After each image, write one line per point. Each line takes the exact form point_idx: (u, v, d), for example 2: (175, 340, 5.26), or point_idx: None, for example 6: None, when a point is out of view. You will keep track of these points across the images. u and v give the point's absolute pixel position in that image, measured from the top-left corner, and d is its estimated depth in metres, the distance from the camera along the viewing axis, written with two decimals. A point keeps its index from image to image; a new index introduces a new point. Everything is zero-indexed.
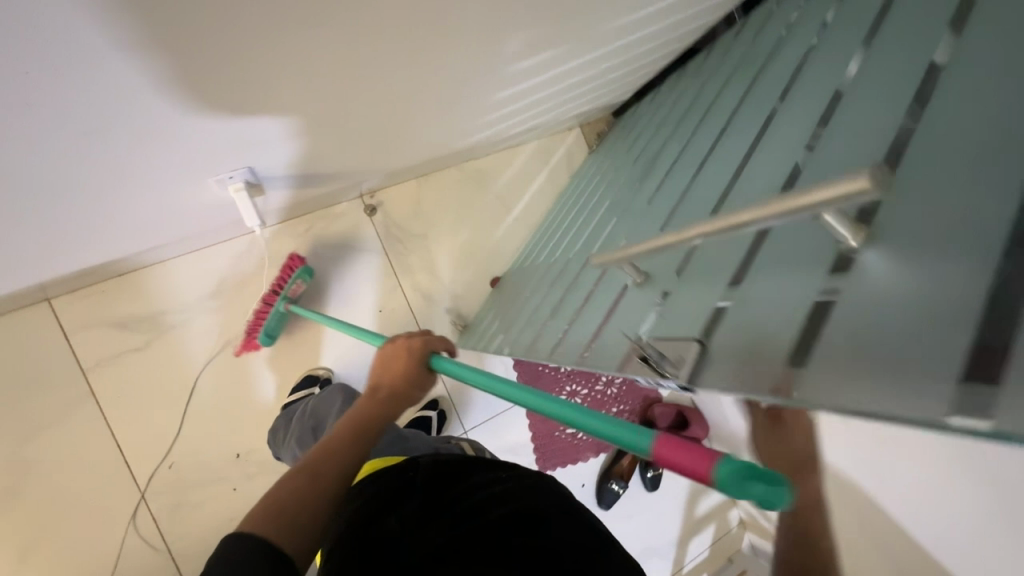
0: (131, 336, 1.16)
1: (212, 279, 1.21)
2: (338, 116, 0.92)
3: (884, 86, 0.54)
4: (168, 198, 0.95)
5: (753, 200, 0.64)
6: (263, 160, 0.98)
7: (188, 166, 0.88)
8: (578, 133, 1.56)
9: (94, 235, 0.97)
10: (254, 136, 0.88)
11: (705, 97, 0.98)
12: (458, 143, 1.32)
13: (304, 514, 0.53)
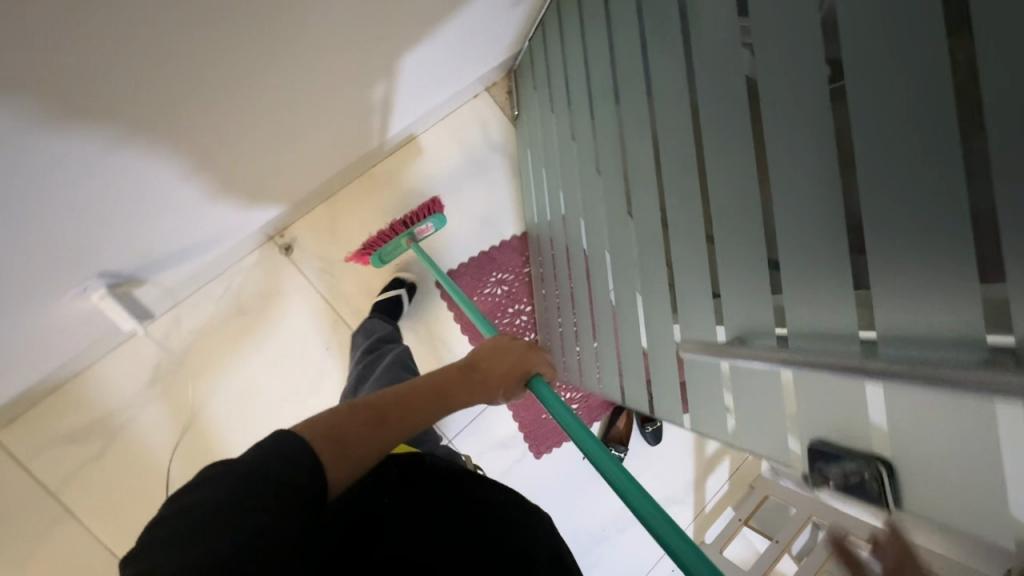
0: (86, 446, 1.14)
1: (146, 367, 1.18)
2: (159, 175, 0.81)
3: (902, 91, 0.40)
4: (36, 328, 0.90)
5: (793, 242, 0.52)
6: (115, 256, 0.90)
7: (27, 294, 0.81)
8: (487, 96, 1.42)
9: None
10: (81, 236, 0.80)
11: (634, 67, 0.81)
12: (352, 152, 1.21)
13: (360, 444, 0.62)
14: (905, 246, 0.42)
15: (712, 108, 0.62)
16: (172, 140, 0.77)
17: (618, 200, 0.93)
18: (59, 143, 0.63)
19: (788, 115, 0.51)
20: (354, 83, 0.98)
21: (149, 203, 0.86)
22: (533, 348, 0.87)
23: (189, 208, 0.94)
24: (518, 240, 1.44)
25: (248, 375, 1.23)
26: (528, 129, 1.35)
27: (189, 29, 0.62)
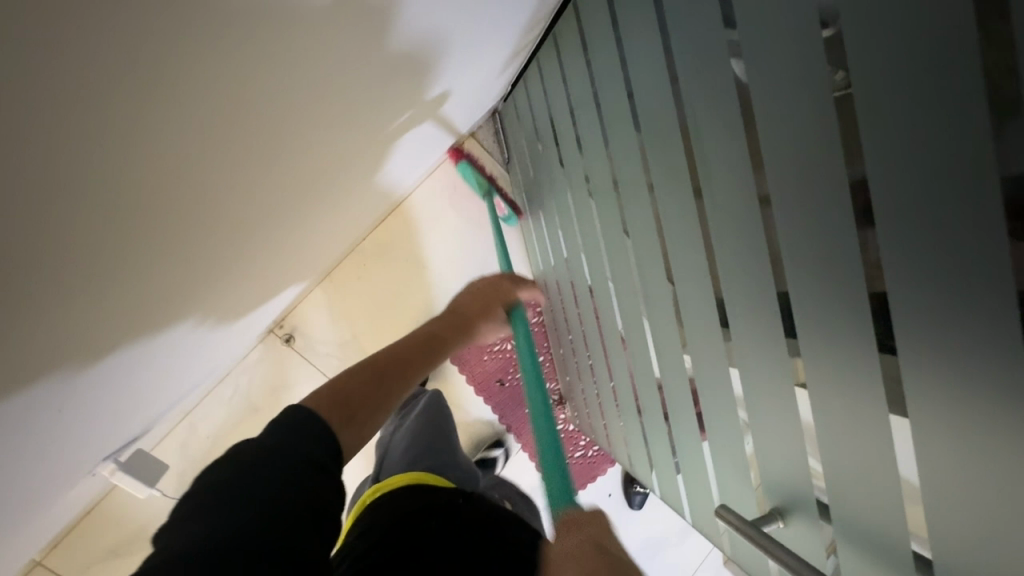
0: (129, 559, 1.17)
1: (172, 477, 1.19)
2: (154, 360, 0.77)
3: (978, 396, 0.34)
4: (58, 508, 0.89)
5: (835, 458, 0.48)
6: (120, 430, 0.87)
7: (43, 500, 0.79)
8: (473, 144, 1.33)
9: (21, 551, 0.94)
10: (86, 438, 0.77)
11: (634, 178, 0.73)
12: (342, 239, 1.16)
13: (366, 405, 0.65)
14: (980, 553, 0.37)
15: (730, 274, 0.56)
16: (163, 334, 0.73)
17: (626, 296, 0.88)
18: (51, 403, 0.59)
19: (823, 332, 0.46)
20: (335, 195, 0.91)
21: (147, 387, 0.83)
22: (516, 279, 0.88)
23: (185, 368, 0.92)
24: (523, 291, 1.43)
25: None
26: (521, 177, 1.27)
27: (151, 253, 0.56)
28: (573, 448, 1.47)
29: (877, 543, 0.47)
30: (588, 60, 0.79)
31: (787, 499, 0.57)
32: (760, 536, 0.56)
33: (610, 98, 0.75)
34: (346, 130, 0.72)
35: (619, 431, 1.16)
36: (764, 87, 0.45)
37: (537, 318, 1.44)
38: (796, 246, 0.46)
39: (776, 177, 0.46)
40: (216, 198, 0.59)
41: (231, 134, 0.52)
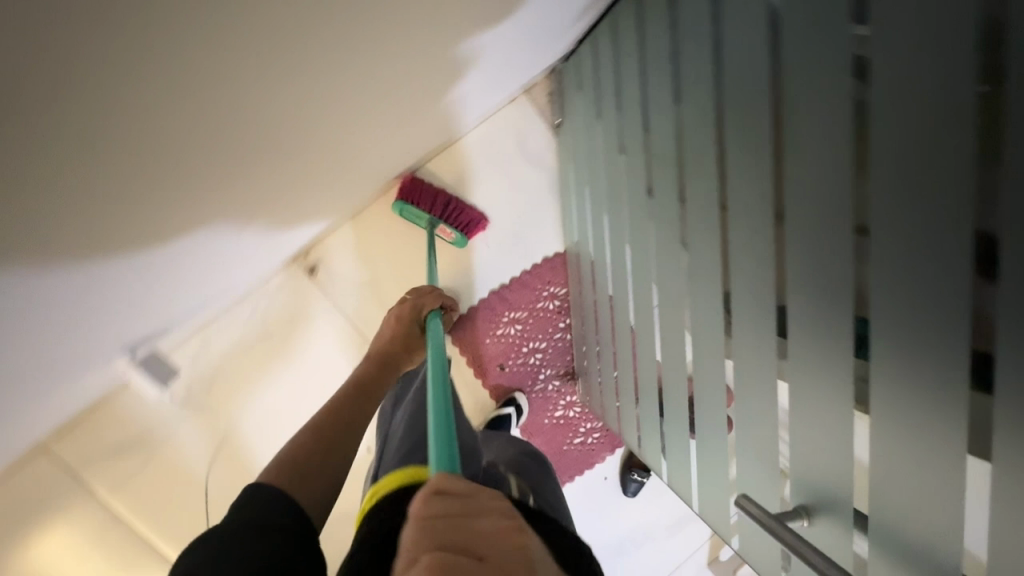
0: (131, 460, 1.20)
1: (180, 389, 1.20)
2: (184, 259, 0.76)
3: None
4: (70, 390, 0.90)
5: (894, 449, 0.46)
6: (137, 324, 0.87)
7: (59, 379, 0.80)
8: (525, 101, 1.28)
9: (34, 427, 0.97)
10: (108, 323, 0.77)
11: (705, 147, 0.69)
12: (381, 177, 1.14)
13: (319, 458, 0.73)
14: None
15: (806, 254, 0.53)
16: (201, 232, 0.72)
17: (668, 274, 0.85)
18: (82, 277, 0.59)
19: (904, 308, 0.43)
20: (385, 123, 0.88)
21: (177, 285, 0.83)
22: (421, 294, 1.07)
23: (216, 276, 0.91)
24: (532, 272, 1.35)
25: (277, 398, 1.24)
26: (572, 141, 1.22)
27: (201, 136, 0.54)
28: (572, 434, 1.41)
29: (932, 540, 0.45)
30: (673, 16, 0.74)
31: (826, 498, 0.54)
32: (785, 530, 0.53)
33: (690, 59, 0.70)
34: (409, 47, 0.69)
35: (631, 415, 1.14)
36: (888, 38, 0.40)
37: (545, 303, 1.36)
38: (899, 218, 0.42)
39: (885, 145, 0.42)
40: (270, 89, 0.56)
41: (297, 18, 0.49)
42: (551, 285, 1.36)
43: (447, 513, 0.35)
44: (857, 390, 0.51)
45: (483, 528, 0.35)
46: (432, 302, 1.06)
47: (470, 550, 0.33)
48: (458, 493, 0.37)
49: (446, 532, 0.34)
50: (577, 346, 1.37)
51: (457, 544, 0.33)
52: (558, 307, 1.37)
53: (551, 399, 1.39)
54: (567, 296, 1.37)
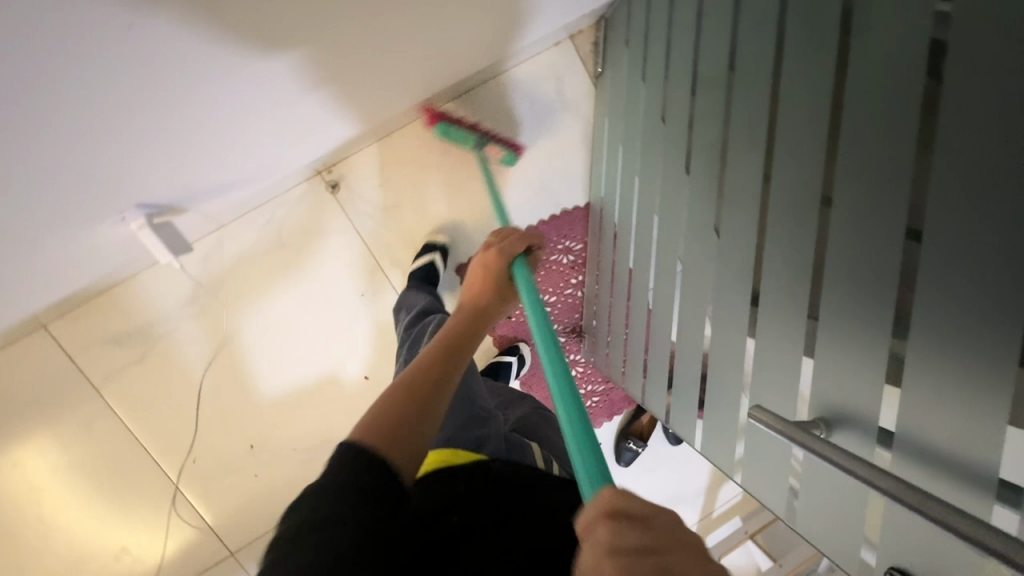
0: (128, 350, 1.19)
1: (187, 285, 1.19)
2: (210, 104, 0.76)
3: None
4: (83, 242, 0.90)
5: (941, 326, 0.44)
6: (158, 185, 0.87)
7: (72, 213, 0.80)
8: (569, 45, 1.27)
9: (41, 286, 0.97)
10: (127, 162, 0.77)
11: (763, 60, 0.69)
12: (416, 95, 1.13)
13: (416, 417, 0.66)
14: None
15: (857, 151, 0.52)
16: (230, 66, 0.72)
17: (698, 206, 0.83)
18: (107, 63, 0.58)
19: (962, 152, 0.41)
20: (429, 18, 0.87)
21: (198, 136, 0.82)
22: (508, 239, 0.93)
23: (236, 141, 0.90)
24: (551, 223, 1.32)
25: (282, 310, 1.23)
26: (611, 88, 1.20)
27: None
28: None
29: (970, 422, 0.42)
30: None
31: (847, 412, 0.54)
32: (799, 432, 0.52)
33: None
34: None
35: (639, 366, 1.12)
36: None
37: (559, 256, 1.33)
38: (956, 71, 0.41)
39: (960, 5, 0.41)
40: None
41: None
42: (567, 238, 1.33)
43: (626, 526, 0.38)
44: (891, 368, 0.52)
45: (668, 550, 0.37)
46: (519, 244, 0.92)
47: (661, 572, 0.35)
48: (630, 513, 0.38)
49: (640, 559, 0.36)
50: (587, 304, 1.34)
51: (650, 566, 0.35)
52: (573, 263, 1.34)
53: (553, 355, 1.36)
54: (582, 252, 1.34)
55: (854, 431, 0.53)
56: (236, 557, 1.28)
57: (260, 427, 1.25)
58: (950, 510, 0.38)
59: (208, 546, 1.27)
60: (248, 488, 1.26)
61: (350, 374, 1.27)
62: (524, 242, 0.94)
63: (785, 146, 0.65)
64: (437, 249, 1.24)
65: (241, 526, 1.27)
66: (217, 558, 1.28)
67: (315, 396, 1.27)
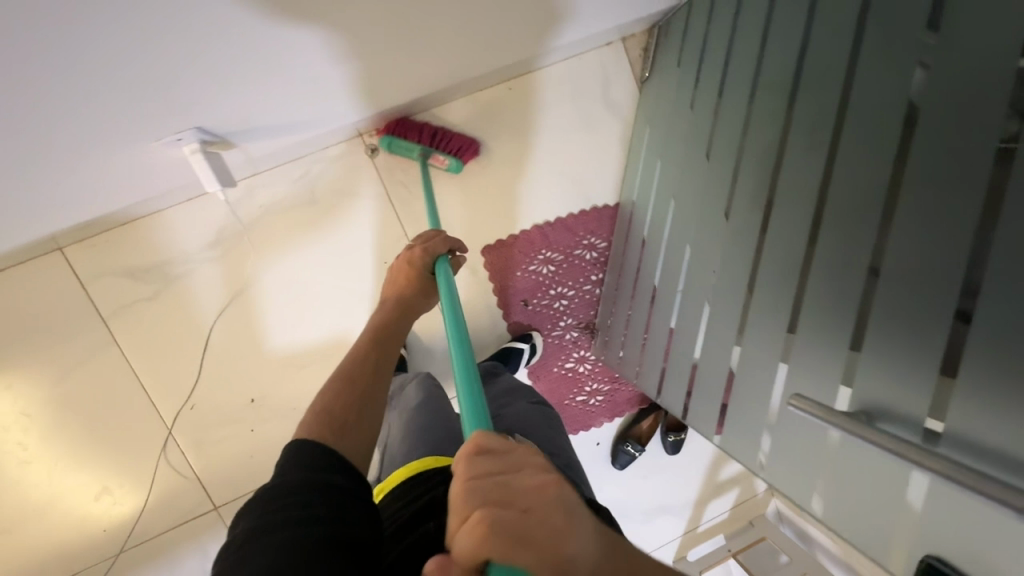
0: (141, 286, 1.16)
1: (212, 229, 1.18)
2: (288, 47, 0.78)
3: None
4: (133, 158, 0.90)
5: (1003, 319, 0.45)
6: (220, 116, 0.88)
7: (132, 128, 0.80)
8: (620, 48, 1.30)
9: (69, 199, 0.95)
10: (200, 87, 0.78)
11: (829, 64, 0.68)
12: (468, 73, 1.15)
13: (355, 405, 0.76)
14: None
15: (931, 163, 0.53)
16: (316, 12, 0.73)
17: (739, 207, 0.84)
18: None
19: None
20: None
21: (267, 73, 0.83)
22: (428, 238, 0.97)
23: (299, 83, 0.90)
24: (578, 218, 1.33)
25: (302, 267, 1.22)
26: (655, 94, 1.24)
27: None
28: (576, 391, 1.38)
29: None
30: None
31: (887, 403, 0.54)
32: (842, 417, 0.54)
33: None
34: None
35: (657, 367, 1.12)
36: None
37: (583, 251, 1.34)
38: None
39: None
40: None
41: None
42: (592, 235, 1.34)
43: (485, 479, 0.42)
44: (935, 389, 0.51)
45: (513, 478, 0.43)
46: (442, 244, 0.97)
47: (507, 503, 0.41)
48: (484, 454, 0.43)
49: (490, 489, 0.41)
50: (604, 302, 1.34)
51: (498, 497, 0.41)
52: (594, 260, 1.34)
53: (564, 349, 1.36)
54: (605, 250, 1.35)
55: (891, 423, 0.53)
56: (218, 512, 1.24)
57: (263, 382, 1.24)
58: (1000, 486, 0.39)
59: (193, 498, 1.23)
60: (243, 442, 1.24)
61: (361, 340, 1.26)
62: (446, 245, 0.97)
63: (846, 147, 0.64)
64: None
65: (231, 481, 1.24)
66: (197, 512, 1.23)
67: (322, 359, 1.25)
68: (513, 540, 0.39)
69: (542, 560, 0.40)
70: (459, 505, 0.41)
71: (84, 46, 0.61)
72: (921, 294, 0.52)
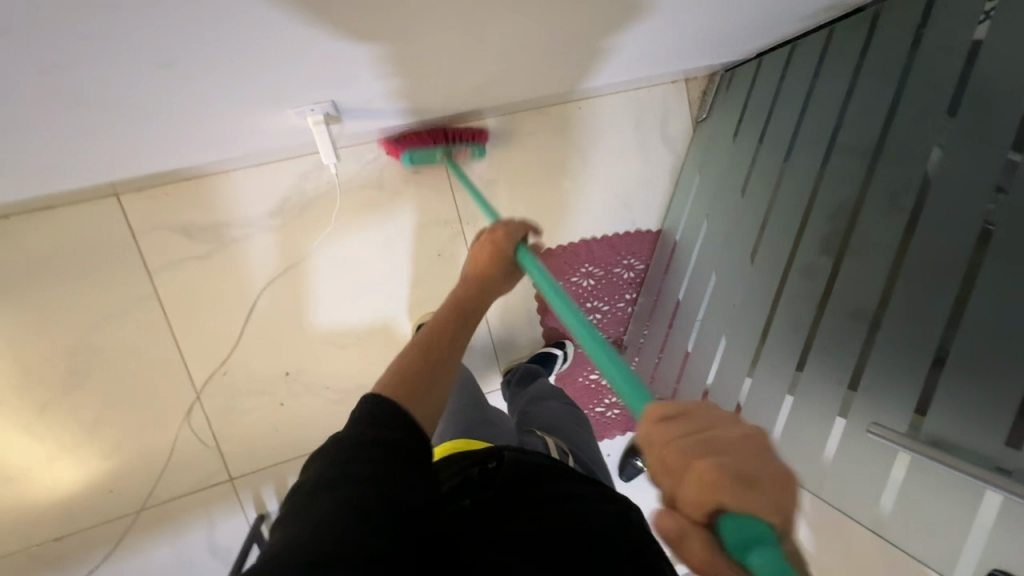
0: (195, 243, 1.15)
1: (276, 196, 1.19)
2: (430, 45, 0.82)
3: None
4: (249, 120, 0.93)
5: None
6: (347, 96, 0.94)
7: (268, 95, 0.84)
8: (682, 88, 1.39)
9: (164, 148, 0.95)
10: (342, 71, 0.83)
11: (919, 141, 0.77)
12: (550, 89, 1.22)
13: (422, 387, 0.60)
14: None
15: (1015, 242, 0.63)
16: (470, 23, 0.78)
17: (800, 249, 0.94)
18: None
19: None
20: (616, 33, 0.98)
21: (398, 66, 0.87)
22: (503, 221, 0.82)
23: (417, 74, 0.93)
24: (623, 238, 1.40)
25: (358, 245, 1.24)
26: (709, 134, 1.34)
27: None
28: (596, 402, 1.45)
29: None
30: (894, 33, 0.86)
31: (959, 441, 0.65)
32: (920, 445, 0.67)
33: (900, 74, 0.83)
34: None
35: (697, 395, 1.15)
36: None
37: (622, 270, 1.40)
38: None
39: None
40: None
41: None
42: (633, 256, 1.41)
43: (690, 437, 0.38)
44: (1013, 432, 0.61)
45: (724, 437, 0.38)
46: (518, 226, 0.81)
47: (756, 481, 0.36)
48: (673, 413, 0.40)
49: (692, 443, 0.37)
50: (635, 321, 1.41)
51: (740, 474, 0.35)
52: (631, 279, 1.41)
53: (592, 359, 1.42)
54: (642, 272, 1.42)
55: (966, 456, 0.64)
56: (233, 483, 1.20)
57: (301, 357, 1.22)
58: None
59: (211, 468, 1.19)
60: (271, 415, 1.22)
61: (403, 325, 1.28)
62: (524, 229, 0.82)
63: (931, 212, 0.73)
64: None
65: (252, 454, 1.21)
66: (212, 481, 1.19)
67: (364, 340, 1.26)
68: (737, 482, 0.35)
69: (770, 502, 0.35)
70: (673, 458, 0.37)
71: (306, 38, 0.69)
72: (992, 352, 0.63)
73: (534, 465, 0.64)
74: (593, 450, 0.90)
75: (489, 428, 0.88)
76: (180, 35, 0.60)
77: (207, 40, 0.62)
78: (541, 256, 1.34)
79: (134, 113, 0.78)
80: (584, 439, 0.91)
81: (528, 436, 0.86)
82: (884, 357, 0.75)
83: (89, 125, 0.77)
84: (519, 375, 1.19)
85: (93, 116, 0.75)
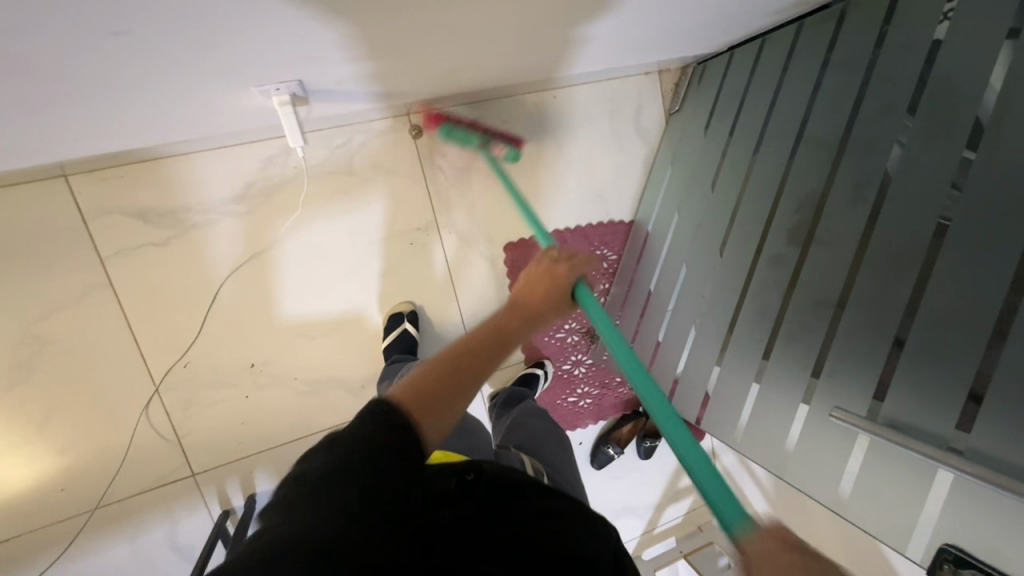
0: (151, 229, 1.09)
1: (239, 181, 1.14)
2: (403, 27, 0.80)
3: None
4: (211, 100, 0.89)
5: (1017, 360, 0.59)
6: (314, 76, 0.90)
7: (232, 73, 0.80)
8: (654, 79, 1.41)
9: (115, 129, 0.90)
10: (311, 51, 0.80)
11: (883, 135, 0.80)
12: (524, 76, 1.21)
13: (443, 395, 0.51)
14: None
15: (968, 234, 0.66)
16: (445, 6, 0.76)
17: (767, 241, 0.96)
18: None
19: None
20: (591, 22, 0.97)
21: (369, 48, 0.84)
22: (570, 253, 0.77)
23: (389, 58, 0.91)
24: (596, 228, 1.40)
25: (327, 233, 1.20)
26: (680, 126, 1.36)
27: None
28: (569, 392, 1.46)
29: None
30: (860, 30, 0.88)
31: (915, 423, 0.68)
32: (884, 430, 0.70)
33: (865, 71, 0.85)
34: None
35: (667, 384, 1.17)
36: None
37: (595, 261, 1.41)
38: None
39: None
40: None
41: None
42: (606, 247, 1.41)
43: None
44: (964, 412, 0.64)
45: None
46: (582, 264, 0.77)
47: None
48: None
49: None
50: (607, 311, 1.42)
51: None
52: (604, 270, 1.42)
53: (565, 350, 1.43)
54: (615, 262, 1.43)
55: (925, 439, 0.67)
56: (195, 479, 1.16)
57: (266, 348, 1.18)
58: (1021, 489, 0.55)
59: (170, 463, 1.14)
60: (235, 408, 1.18)
61: (374, 315, 1.25)
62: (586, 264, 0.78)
63: (893, 204, 0.76)
64: (404, 319, 1.23)
65: (215, 449, 1.17)
66: (175, 476, 1.14)
67: (333, 330, 1.23)
68: None
69: None
70: None
71: (273, 16, 0.66)
72: (949, 337, 0.66)
73: (511, 477, 0.62)
74: (571, 472, 0.90)
75: (468, 439, 0.89)
76: (135, 10, 0.56)
77: (162, 15, 0.59)
78: (515, 246, 1.33)
79: (86, 89, 0.72)
80: (560, 458, 0.92)
81: (505, 449, 0.86)
82: (845, 344, 0.78)
83: (29, 102, 0.71)
84: (503, 399, 1.18)
85: (35, 92, 0.69)
